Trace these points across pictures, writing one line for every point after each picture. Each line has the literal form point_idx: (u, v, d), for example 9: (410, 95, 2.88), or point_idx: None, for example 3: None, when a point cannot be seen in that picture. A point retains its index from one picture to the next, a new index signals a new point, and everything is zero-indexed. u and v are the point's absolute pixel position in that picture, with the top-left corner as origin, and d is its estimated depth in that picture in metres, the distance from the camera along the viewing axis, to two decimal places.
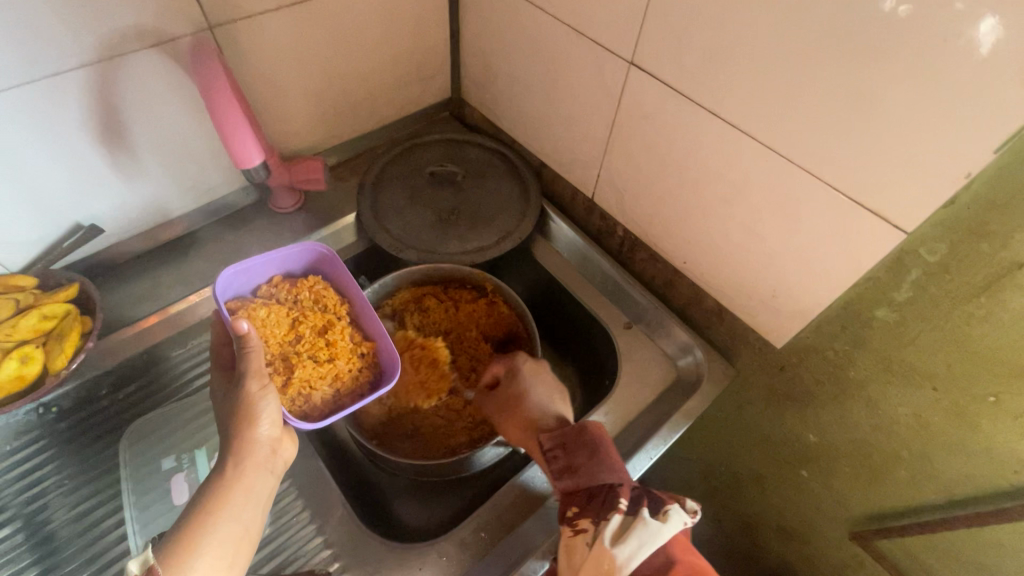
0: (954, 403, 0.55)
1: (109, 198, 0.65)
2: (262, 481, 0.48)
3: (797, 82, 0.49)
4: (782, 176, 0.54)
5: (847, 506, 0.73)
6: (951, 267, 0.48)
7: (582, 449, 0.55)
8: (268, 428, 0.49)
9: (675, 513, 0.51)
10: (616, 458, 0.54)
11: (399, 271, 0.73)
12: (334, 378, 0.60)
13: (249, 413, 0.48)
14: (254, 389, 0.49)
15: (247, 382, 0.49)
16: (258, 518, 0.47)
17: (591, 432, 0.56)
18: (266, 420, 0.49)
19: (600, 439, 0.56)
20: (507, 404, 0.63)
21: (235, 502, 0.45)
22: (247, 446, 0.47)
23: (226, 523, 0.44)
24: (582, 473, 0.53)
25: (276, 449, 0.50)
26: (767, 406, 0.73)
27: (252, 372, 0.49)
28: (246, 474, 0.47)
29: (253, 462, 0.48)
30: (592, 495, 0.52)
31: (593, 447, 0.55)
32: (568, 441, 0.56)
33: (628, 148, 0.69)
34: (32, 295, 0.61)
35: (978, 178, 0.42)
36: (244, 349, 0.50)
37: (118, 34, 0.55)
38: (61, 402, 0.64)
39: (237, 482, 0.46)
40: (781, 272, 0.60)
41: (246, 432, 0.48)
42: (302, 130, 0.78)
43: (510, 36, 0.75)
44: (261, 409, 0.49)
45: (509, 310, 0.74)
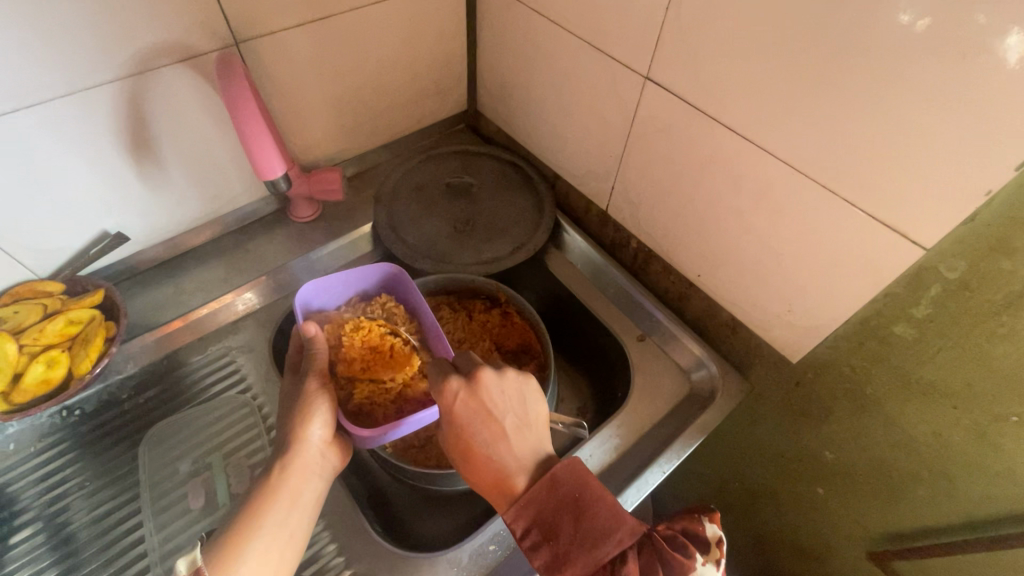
0: (975, 422, 0.54)
1: (135, 207, 0.67)
2: (309, 485, 0.51)
3: (813, 98, 0.49)
4: (799, 191, 0.54)
5: (865, 525, 0.71)
6: (971, 283, 0.48)
7: (563, 523, 0.46)
8: (320, 429, 0.53)
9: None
10: (608, 518, 0.46)
11: (427, 277, 0.74)
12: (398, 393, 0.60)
13: (304, 411, 0.53)
14: (315, 385, 0.54)
15: (308, 379, 0.54)
16: (304, 524, 0.49)
17: (565, 489, 0.47)
18: (319, 420, 0.53)
19: (580, 500, 0.47)
20: (455, 436, 0.50)
21: (281, 505, 0.48)
22: (297, 447, 0.51)
23: (272, 524, 0.47)
24: (572, 561, 0.45)
25: (326, 451, 0.54)
26: (782, 421, 0.72)
27: (313, 370, 0.55)
28: (293, 477, 0.50)
29: (301, 465, 0.51)
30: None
31: (574, 512, 0.46)
32: (543, 514, 0.47)
33: (642, 162, 0.69)
34: (60, 300, 0.63)
35: (998, 195, 0.42)
36: (312, 350, 0.57)
37: (148, 50, 0.57)
38: (84, 405, 0.67)
39: (283, 484, 0.50)
40: (796, 287, 0.59)
41: (299, 432, 0.52)
42: (322, 142, 0.79)
43: (527, 50, 0.77)
44: (317, 409, 0.53)
45: (521, 320, 0.75)
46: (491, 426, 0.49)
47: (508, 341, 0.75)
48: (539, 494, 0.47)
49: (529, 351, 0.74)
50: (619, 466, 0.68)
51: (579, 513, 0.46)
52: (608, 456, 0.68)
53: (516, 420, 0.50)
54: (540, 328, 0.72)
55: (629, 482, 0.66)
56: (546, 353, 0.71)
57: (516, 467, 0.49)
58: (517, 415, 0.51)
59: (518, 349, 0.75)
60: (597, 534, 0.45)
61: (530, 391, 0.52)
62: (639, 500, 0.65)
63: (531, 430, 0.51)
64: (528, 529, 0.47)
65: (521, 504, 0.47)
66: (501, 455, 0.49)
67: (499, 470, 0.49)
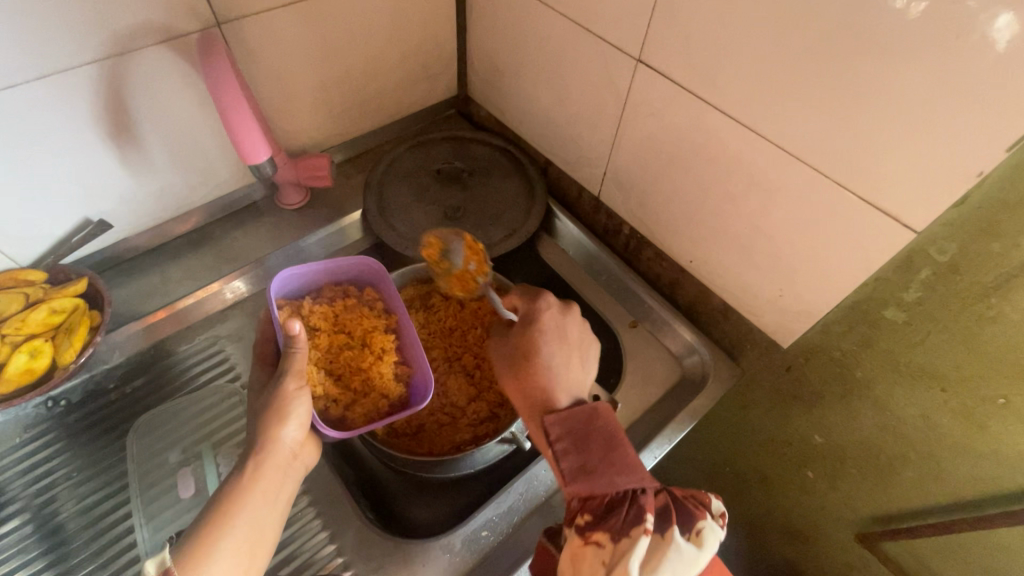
0: (962, 404, 0.55)
1: (118, 194, 0.66)
2: (280, 484, 0.49)
3: (806, 79, 0.48)
4: (791, 176, 0.54)
5: (854, 507, 0.72)
6: (961, 265, 0.48)
7: (595, 446, 0.49)
8: (295, 429, 0.51)
9: (711, 531, 0.44)
10: (636, 458, 0.49)
11: (406, 268, 0.74)
12: (365, 393, 0.62)
13: (279, 408, 0.50)
14: (292, 387, 0.51)
15: (284, 380, 0.51)
16: (274, 526, 0.47)
17: (603, 425, 0.51)
18: (295, 419, 0.51)
19: (613, 431, 0.50)
20: (523, 357, 0.56)
21: (252, 503, 0.46)
22: (272, 444, 0.49)
23: (242, 524, 0.45)
24: (597, 475, 0.48)
25: (297, 452, 0.51)
26: (773, 406, 0.72)
27: (292, 370, 0.52)
28: (265, 475, 0.48)
29: (273, 463, 0.49)
30: (609, 505, 0.46)
31: (607, 441, 0.50)
32: (579, 433, 0.51)
33: (635, 147, 0.69)
34: (42, 289, 0.61)
35: (990, 177, 0.42)
36: (291, 350, 0.53)
37: (127, 30, 0.55)
38: (70, 395, 0.66)
39: (256, 483, 0.47)
40: (787, 271, 0.59)
41: (274, 429, 0.50)
42: (308, 127, 0.78)
43: (517, 33, 0.75)
44: (295, 407, 0.51)
45: None
46: (537, 359, 0.56)
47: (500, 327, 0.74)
48: (575, 411, 0.52)
49: None
50: None
51: (612, 445, 0.49)
52: None
53: (565, 362, 0.56)
54: None
55: None
56: None
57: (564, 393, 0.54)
58: (567, 365, 0.56)
59: None
60: (623, 465, 0.48)
61: (587, 357, 0.59)
62: None
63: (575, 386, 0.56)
64: (560, 438, 0.51)
65: (559, 417, 0.52)
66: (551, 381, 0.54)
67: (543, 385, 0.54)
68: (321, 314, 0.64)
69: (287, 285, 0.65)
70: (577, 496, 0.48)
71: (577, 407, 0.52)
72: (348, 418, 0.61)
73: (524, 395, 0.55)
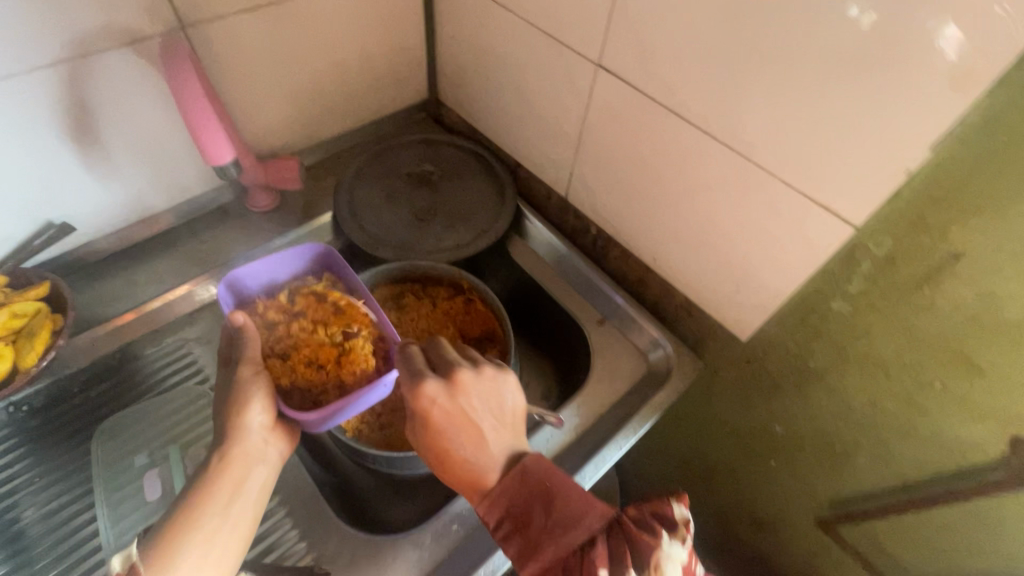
0: (905, 391, 0.57)
1: (81, 196, 0.65)
2: (252, 472, 0.49)
3: (753, 82, 0.51)
4: (742, 174, 0.56)
5: (813, 494, 0.75)
6: (897, 259, 0.50)
7: (535, 513, 0.49)
8: (261, 416, 0.51)
9: (670, 558, 0.44)
10: (576, 503, 0.48)
11: (378, 267, 0.74)
12: (339, 369, 0.59)
13: (242, 400, 0.50)
14: (247, 374, 0.52)
15: (240, 367, 0.52)
16: (249, 512, 0.48)
17: (536, 477, 0.51)
18: (257, 408, 0.51)
19: (546, 489, 0.50)
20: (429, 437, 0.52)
21: (222, 495, 0.47)
22: (236, 436, 0.49)
23: (212, 517, 0.46)
24: (542, 546, 0.47)
25: (268, 439, 0.52)
26: (736, 398, 0.75)
27: (246, 358, 0.52)
28: (233, 466, 0.49)
29: (242, 453, 0.49)
30: (567, 567, 0.46)
31: (544, 502, 0.49)
32: (513, 506, 0.50)
33: (598, 148, 0.71)
34: (3, 292, 0.60)
35: (918, 173, 0.45)
36: (242, 339, 0.54)
37: (89, 32, 0.55)
38: (32, 400, 0.65)
39: (223, 475, 0.48)
40: (742, 267, 0.62)
41: (237, 421, 0.50)
42: (278, 130, 0.78)
43: (484, 38, 0.77)
44: (254, 398, 0.51)
45: (485, 308, 0.75)
46: (470, 430, 0.51)
47: (471, 330, 0.75)
48: (507, 486, 0.50)
49: (493, 340, 0.74)
50: (579, 444, 0.70)
51: (549, 502, 0.49)
52: (565, 437, 0.70)
53: (494, 424, 0.52)
54: (501, 315, 0.73)
55: (587, 460, 0.67)
56: (507, 338, 0.72)
57: (486, 467, 0.51)
58: (493, 418, 0.52)
59: (481, 338, 0.75)
60: (567, 522, 0.47)
61: (506, 388, 0.53)
62: (596, 477, 0.66)
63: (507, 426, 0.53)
64: (502, 521, 0.50)
65: (492, 500, 0.50)
66: (484, 459, 0.51)
67: (479, 463, 0.51)
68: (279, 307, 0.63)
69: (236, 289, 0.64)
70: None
71: (504, 465, 0.52)
72: (320, 401, 0.57)
73: (465, 481, 0.52)
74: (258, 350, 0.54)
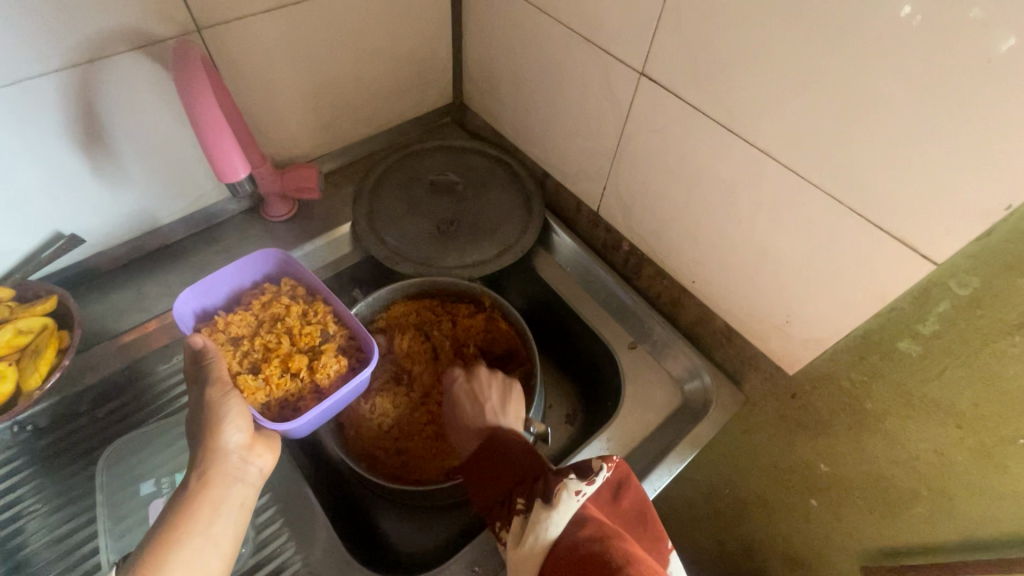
0: (980, 443, 0.51)
1: (91, 206, 0.62)
2: (236, 494, 0.45)
3: (822, 98, 0.45)
4: (802, 198, 0.51)
5: (859, 539, 0.69)
6: (983, 301, 0.45)
7: (493, 464, 0.57)
8: (237, 435, 0.47)
9: (566, 488, 0.48)
10: (525, 463, 0.56)
11: (387, 287, 0.71)
12: (313, 374, 0.57)
13: (214, 421, 0.46)
14: (217, 395, 0.48)
15: (209, 390, 0.48)
16: (232, 532, 0.44)
17: (501, 433, 0.59)
18: (233, 425, 0.47)
19: (502, 450, 0.57)
20: (456, 415, 0.64)
21: (202, 517, 0.43)
22: (214, 455, 0.45)
23: (195, 542, 0.42)
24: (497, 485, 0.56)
25: (248, 458, 0.47)
26: (778, 433, 0.69)
27: (213, 380, 0.49)
28: (212, 485, 0.44)
29: (221, 472, 0.45)
30: (506, 506, 0.54)
31: (501, 459, 0.57)
32: (482, 450, 0.59)
33: (636, 162, 0.66)
34: (9, 307, 0.57)
35: (1018, 210, 0.39)
36: (207, 360, 0.51)
37: (99, 36, 0.51)
38: (37, 420, 0.62)
39: (202, 495, 0.44)
40: (794, 297, 0.57)
41: (213, 439, 0.46)
42: (297, 136, 0.75)
43: (515, 41, 0.72)
44: (226, 414, 0.47)
45: (506, 324, 0.71)
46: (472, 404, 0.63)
47: (492, 347, 0.72)
48: (480, 445, 0.59)
49: (514, 359, 0.71)
50: None
51: (508, 456, 0.57)
52: None
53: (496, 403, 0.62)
54: (524, 333, 0.69)
55: None
56: (532, 359, 0.69)
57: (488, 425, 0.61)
58: (499, 410, 0.62)
59: (501, 356, 0.72)
60: (510, 476, 0.55)
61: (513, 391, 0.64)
62: None
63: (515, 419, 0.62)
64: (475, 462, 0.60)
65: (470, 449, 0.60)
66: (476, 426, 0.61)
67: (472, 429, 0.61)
68: (238, 319, 0.59)
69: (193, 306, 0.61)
70: (488, 508, 0.56)
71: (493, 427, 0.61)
72: (301, 407, 0.56)
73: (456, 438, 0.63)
74: (223, 370, 0.50)
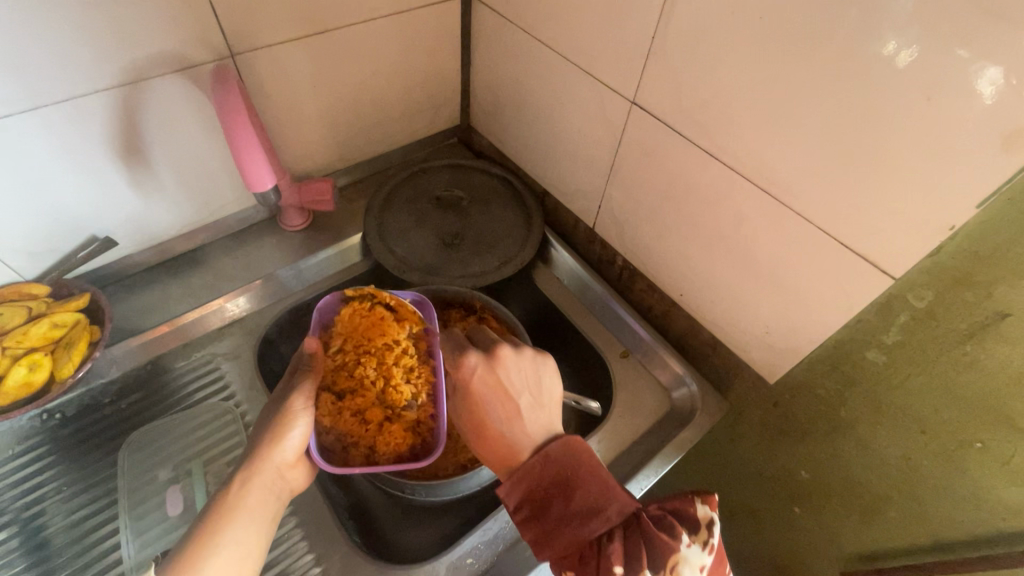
0: (942, 447, 0.55)
1: (125, 212, 0.67)
2: (268, 504, 0.50)
3: (791, 128, 0.50)
4: (775, 218, 0.56)
5: (839, 545, 0.72)
6: (937, 313, 0.49)
7: (553, 502, 0.47)
8: (287, 452, 0.53)
9: (687, 561, 0.43)
10: (594, 497, 0.46)
11: None
12: (376, 435, 0.58)
13: (275, 432, 0.52)
14: (297, 407, 0.54)
15: (294, 400, 0.54)
16: (261, 542, 0.48)
17: (558, 464, 0.48)
18: (288, 444, 0.53)
19: (563, 481, 0.47)
20: (477, 423, 0.52)
21: (237, 521, 0.47)
22: (259, 465, 0.51)
23: (231, 542, 0.46)
24: (560, 532, 0.46)
25: (286, 471, 0.53)
26: (760, 441, 0.73)
27: (301, 390, 0.55)
28: (251, 493, 0.49)
29: (260, 481, 0.50)
30: (582, 559, 0.45)
31: (563, 494, 0.47)
32: (535, 489, 0.48)
33: (628, 182, 0.71)
34: (45, 303, 0.62)
35: (961, 230, 0.44)
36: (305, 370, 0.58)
37: (145, 59, 0.57)
38: (65, 409, 0.67)
39: (241, 501, 0.49)
40: (773, 308, 0.61)
41: (268, 452, 0.51)
42: (315, 153, 0.80)
43: (519, 70, 0.78)
44: (290, 431, 0.53)
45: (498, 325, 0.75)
46: (506, 403, 0.51)
47: None
48: (525, 472, 0.48)
49: None
50: None
51: (569, 492, 0.47)
52: None
53: (531, 400, 0.51)
54: (516, 329, 0.74)
55: None
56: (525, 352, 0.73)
57: (519, 441, 0.49)
58: (532, 398, 0.52)
59: None
60: (580, 520, 0.46)
61: (545, 371, 0.54)
62: None
63: (546, 408, 0.52)
64: (521, 504, 0.48)
65: (513, 480, 0.48)
66: (513, 441, 0.49)
67: (505, 445, 0.50)
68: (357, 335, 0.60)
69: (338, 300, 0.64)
70: (555, 558, 0.47)
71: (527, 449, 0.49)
72: (349, 453, 0.58)
73: (488, 454, 0.51)
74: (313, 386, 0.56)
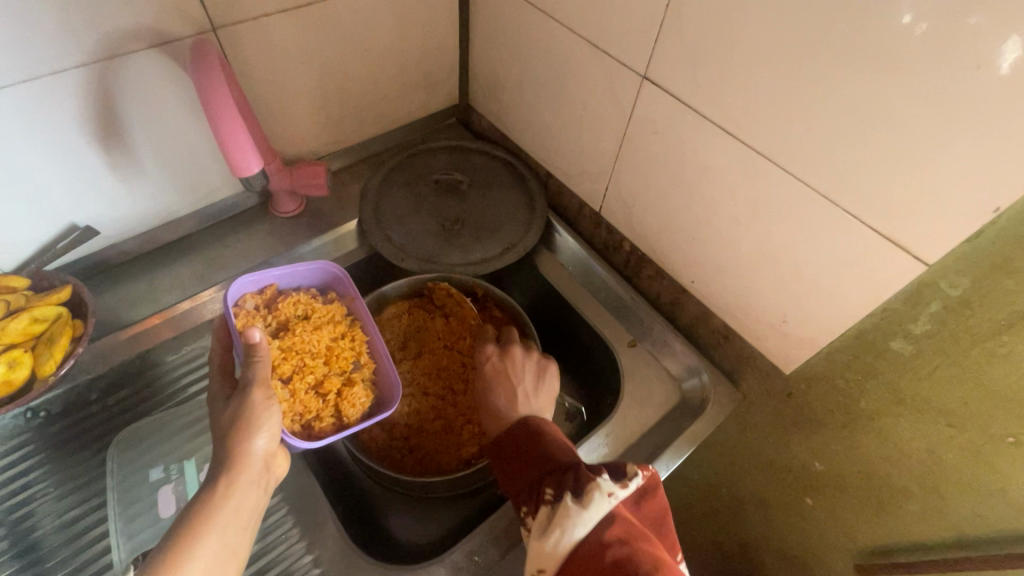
0: (970, 441, 0.52)
1: (104, 198, 0.64)
2: (253, 499, 0.45)
3: (816, 104, 0.47)
4: (797, 199, 0.52)
5: (852, 537, 0.70)
6: (973, 301, 0.46)
7: (517, 451, 0.56)
8: (265, 441, 0.47)
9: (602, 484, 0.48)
10: (550, 449, 0.55)
11: (387, 287, 0.73)
12: (338, 399, 0.59)
13: (251, 421, 0.47)
14: (260, 398, 0.48)
15: (255, 392, 0.48)
16: (246, 541, 0.44)
17: (527, 426, 0.58)
18: (266, 432, 0.47)
19: (528, 437, 0.57)
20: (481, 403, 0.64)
21: (224, 518, 0.42)
22: (245, 460, 0.45)
23: (214, 542, 0.41)
24: (517, 472, 0.55)
25: (268, 466, 0.48)
26: (772, 432, 0.71)
27: (259, 381, 0.49)
28: (237, 490, 0.44)
29: (245, 478, 0.45)
30: (530, 491, 0.53)
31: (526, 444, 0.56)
32: (506, 444, 0.58)
33: (637, 162, 0.67)
34: (23, 296, 0.59)
35: (1005, 214, 0.40)
36: (253, 359, 0.51)
37: (119, 33, 0.53)
38: (49, 406, 0.63)
39: (228, 498, 0.43)
40: (792, 296, 0.58)
41: (245, 441, 0.46)
42: (307, 135, 0.76)
43: (521, 44, 0.74)
44: (263, 421, 0.47)
45: (501, 314, 0.75)
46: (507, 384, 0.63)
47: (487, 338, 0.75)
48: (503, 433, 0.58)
49: None
50: None
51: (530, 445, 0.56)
52: None
53: (525, 391, 0.62)
54: (520, 317, 0.74)
55: None
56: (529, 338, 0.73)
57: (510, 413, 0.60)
58: (525, 388, 0.62)
59: None
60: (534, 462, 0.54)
61: (546, 375, 0.64)
62: None
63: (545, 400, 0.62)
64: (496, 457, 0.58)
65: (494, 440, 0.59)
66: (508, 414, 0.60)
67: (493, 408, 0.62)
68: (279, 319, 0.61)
69: (239, 292, 0.61)
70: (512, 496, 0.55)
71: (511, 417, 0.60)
72: (315, 427, 0.57)
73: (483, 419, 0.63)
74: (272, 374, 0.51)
